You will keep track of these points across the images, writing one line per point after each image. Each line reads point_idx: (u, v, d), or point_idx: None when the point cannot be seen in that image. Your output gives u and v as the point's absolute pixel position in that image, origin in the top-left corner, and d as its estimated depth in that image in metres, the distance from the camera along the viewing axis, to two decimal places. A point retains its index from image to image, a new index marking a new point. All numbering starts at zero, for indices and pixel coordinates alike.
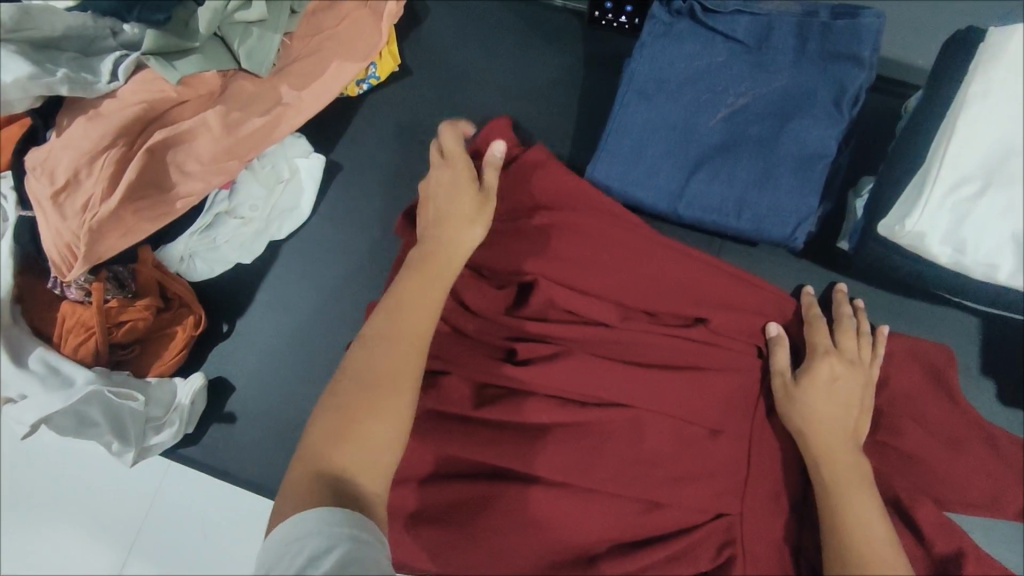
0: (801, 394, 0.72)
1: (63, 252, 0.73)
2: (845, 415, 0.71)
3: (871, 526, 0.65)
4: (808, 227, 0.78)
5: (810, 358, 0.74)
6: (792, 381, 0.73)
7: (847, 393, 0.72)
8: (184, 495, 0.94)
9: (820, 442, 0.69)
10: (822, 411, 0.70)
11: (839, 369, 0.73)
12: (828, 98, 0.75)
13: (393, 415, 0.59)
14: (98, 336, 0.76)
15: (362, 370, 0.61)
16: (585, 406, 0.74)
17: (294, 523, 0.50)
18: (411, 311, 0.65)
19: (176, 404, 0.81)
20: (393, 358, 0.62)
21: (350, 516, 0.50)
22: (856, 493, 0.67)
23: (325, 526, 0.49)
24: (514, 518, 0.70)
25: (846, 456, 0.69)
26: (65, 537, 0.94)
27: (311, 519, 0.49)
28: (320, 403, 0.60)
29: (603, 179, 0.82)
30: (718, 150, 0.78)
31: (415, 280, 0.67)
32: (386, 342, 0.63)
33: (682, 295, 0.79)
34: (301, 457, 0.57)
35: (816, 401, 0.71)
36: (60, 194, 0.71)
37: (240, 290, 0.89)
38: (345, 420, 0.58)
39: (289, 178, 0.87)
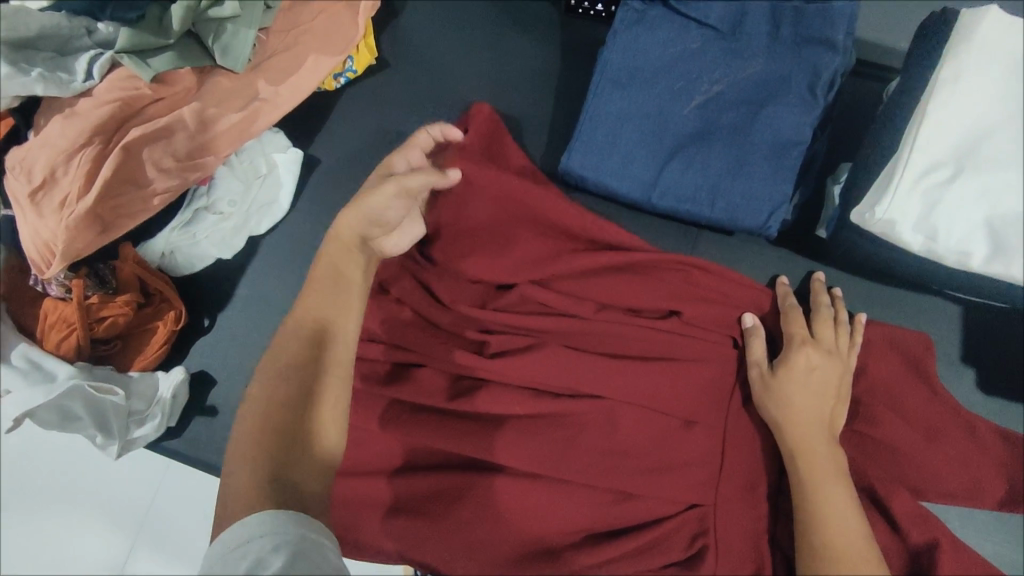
0: (776, 383, 0.71)
1: (42, 251, 0.74)
2: (820, 405, 0.70)
3: (844, 519, 0.64)
4: (782, 215, 0.76)
5: (787, 347, 0.73)
6: (768, 371, 0.72)
7: (825, 384, 0.71)
8: (178, 486, 0.96)
9: (789, 429, 0.69)
10: (798, 402, 0.69)
11: (816, 359, 0.71)
12: (803, 83, 0.74)
13: (331, 406, 0.60)
14: (79, 332, 0.77)
15: (284, 368, 0.61)
16: (559, 398, 0.74)
17: (236, 529, 0.48)
18: (321, 305, 0.66)
19: (159, 398, 0.82)
20: (321, 351, 0.63)
21: (297, 517, 0.49)
22: (832, 483, 0.66)
23: (272, 529, 0.47)
24: (485, 509, 0.71)
25: (821, 447, 0.68)
26: (62, 531, 0.97)
27: (256, 521, 0.48)
28: (245, 411, 0.59)
29: (577, 169, 0.81)
30: (693, 138, 0.78)
31: (322, 276, 0.68)
32: (306, 338, 0.63)
33: (654, 283, 0.78)
34: (235, 462, 0.55)
35: (791, 389, 0.70)
36: (38, 193, 0.72)
37: (220, 284, 0.89)
38: (276, 424, 0.57)
39: (267, 173, 0.88)
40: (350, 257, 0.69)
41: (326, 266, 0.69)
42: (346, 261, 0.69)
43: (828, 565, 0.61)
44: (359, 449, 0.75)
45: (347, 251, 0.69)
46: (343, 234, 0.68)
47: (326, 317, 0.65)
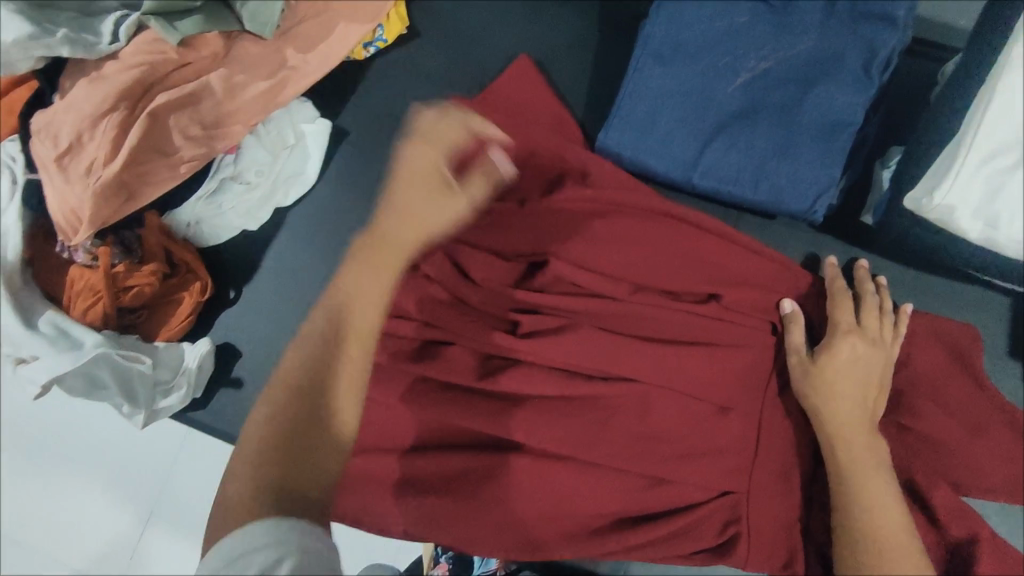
0: (819, 372, 0.69)
1: (69, 218, 0.72)
2: (862, 396, 0.68)
3: (889, 515, 0.62)
4: (830, 199, 0.73)
5: (830, 334, 0.70)
6: (810, 359, 0.70)
7: (866, 375, 0.69)
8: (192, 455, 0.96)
9: (832, 420, 0.67)
10: (840, 390, 0.68)
11: (861, 349, 0.69)
12: (857, 61, 0.71)
13: (344, 413, 0.52)
14: (105, 300, 0.75)
15: (300, 366, 0.52)
16: (592, 380, 0.72)
17: (238, 537, 0.43)
18: (359, 292, 0.55)
19: (184, 368, 0.80)
20: (343, 340, 0.54)
21: (298, 525, 0.44)
22: (875, 475, 0.64)
23: (278, 539, 0.42)
24: (515, 490, 0.71)
25: (862, 438, 0.66)
26: (86, 504, 0.97)
27: (258, 530, 0.43)
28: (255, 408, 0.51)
29: (614, 148, 0.79)
30: (737, 117, 0.75)
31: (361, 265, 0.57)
32: (326, 328, 0.54)
33: (691, 264, 0.76)
34: (235, 467, 0.49)
35: (836, 379, 0.68)
36: (64, 157, 0.71)
37: (244, 255, 0.87)
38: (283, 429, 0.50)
39: (295, 144, 0.85)
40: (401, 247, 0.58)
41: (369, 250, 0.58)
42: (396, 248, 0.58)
43: (869, 556, 0.60)
44: (388, 426, 0.75)
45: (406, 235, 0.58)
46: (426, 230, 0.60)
47: (352, 308, 0.55)
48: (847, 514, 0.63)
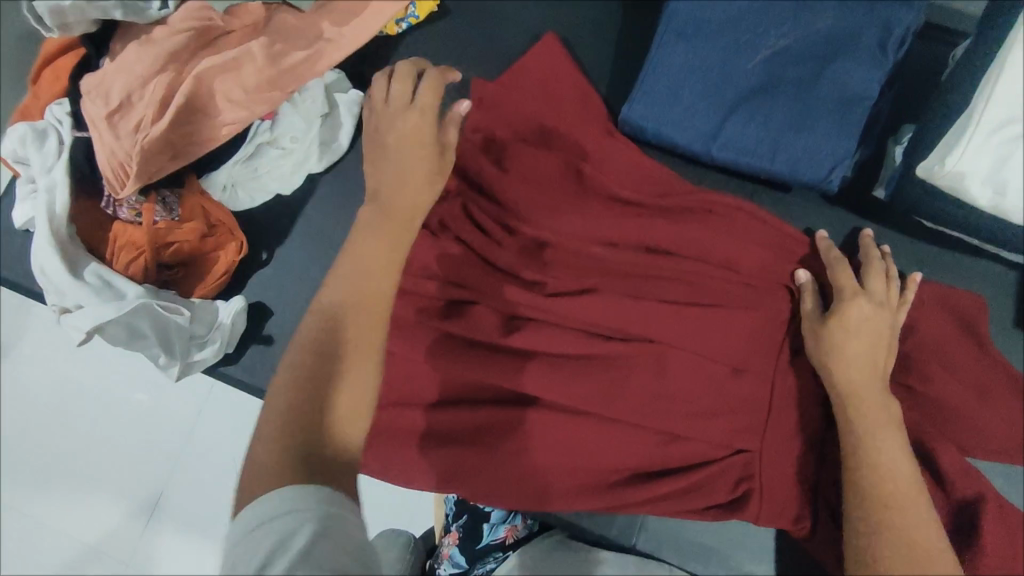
0: (828, 333, 0.71)
1: (116, 170, 0.76)
2: (873, 355, 0.70)
3: (900, 468, 0.65)
4: (844, 170, 0.77)
5: (840, 297, 0.72)
6: (821, 324, 0.72)
7: (877, 336, 0.70)
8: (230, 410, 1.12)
9: (845, 382, 0.69)
10: (851, 349, 0.69)
11: (869, 310, 0.71)
12: (873, 39, 0.75)
13: (359, 385, 0.55)
14: (147, 255, 0.79)
15: (318, 334, 0.56)
16: (612, 340, 0.75)
17: (260, 505, 0.45)
18: (368, 277, 0.61)
19: (219, 323, 0.83)
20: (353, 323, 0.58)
21: (319, 490, 0.46)
22: (887, 432, 0.66)
23: (295, 509, 0.44)
24: (538, 443, 0.74)
25: (873, 396, 0.68)
26: (146, 450, 1.13)
27: (277, 499, 0.44)
28: (279, 376, 0.54)
29: (637, 121, 0.81)
30: (757, 91, 0.78)
31: (380, 238, 0.63)
32: (347, 301, 0.59)
33: (712, 233, 0.78)
34: (261, 432, 0.51)
35: (846, 340, 0.70)
36: (115, 115, 0.75)
37: (277, 220, 0.90)
38: (306, 395, 0.53)
39: (329, 113, 0.88)
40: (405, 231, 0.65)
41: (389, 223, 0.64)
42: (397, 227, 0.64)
43: (889, 514, 0.62)
44: (413, 381, 0.78)
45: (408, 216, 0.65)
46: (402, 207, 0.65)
47: (373, 282, 0.60)
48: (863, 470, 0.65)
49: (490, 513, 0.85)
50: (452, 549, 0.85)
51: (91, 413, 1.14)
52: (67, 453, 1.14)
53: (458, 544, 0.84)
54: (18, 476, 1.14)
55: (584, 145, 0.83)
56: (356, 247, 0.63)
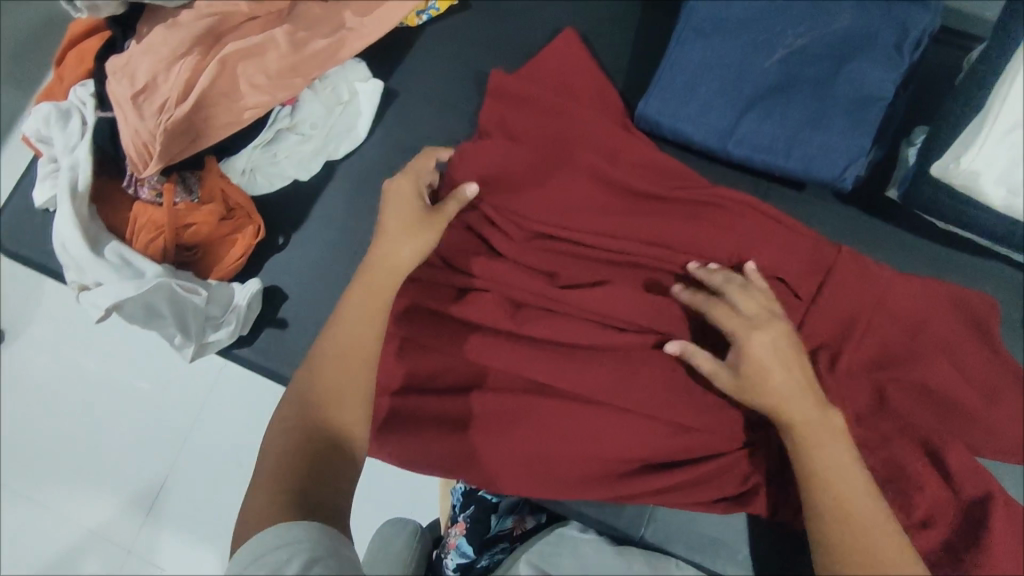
0: (743, 382, 0.67)
1: (140, 150, 0.77)
2: (786, 383, 0.66)
3: (853, 491, 0.63)
4: (858, 168, 0.77)
5: (739, 341, 0.67)
6: (737, 373, 0.67)
7: (786, 358, 0.67)
8: (241, 396, 1.13)
9: (778, 416, 0.66)
10: (766, 393, 0.66)
11: (763, 339, 0.67)
12: (890, 40, 0.76)
13: (340, 427, 0.63)
14: (167, 236, 0.80)
15: (304, 392, 0.64)
16: (625, 331, 0.76)
17: (254, 545, 0.51)
18: (356, 328, 0.67)
19: (234, 305, 0.84)
20: (337, 369, 0.65)
21: (309, 525, 0.52)
22: (829, 449, 0.64)
23: (287, 541, 0.50)
24: (548, 431, 0.74)
25: (805, 434, 0.65)
26: (155, 436, 1.13)
27: (272, 536, 0.51)
28: (272, 431, 0.63)
29: (654, 116, 0.82)
30: (773, 90, 0.79)
31: (360, 296, 0.68)
32: (332, 355, 0.65)
33: (727, 228, 0.78)
34: (255, 484, 0.59)
35: (765, 380, 0.66)
36: (140, 96, 0.76)
37: (293, 205, 0.91)
38: (294, 445, 0.61)
39: (348, 100, 0.90)
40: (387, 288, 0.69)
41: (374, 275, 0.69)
42: (382, 277, 0.69)
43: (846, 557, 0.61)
44: (426, 367, 0.79)
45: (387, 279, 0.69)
46: (385, 262, 0.69)
47: (354, 335, 0.66)
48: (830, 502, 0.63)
49: (497, 504, 0.84)
50: (459, 539, 0.82)
51: (100, 398, 1.15)
52: (75, 437, 1.15)
53: (466, 534, 0.82)
54: (21, 460, 1.15)
55: (601, 136, 0.83)
56: (342, 308, 0.68)
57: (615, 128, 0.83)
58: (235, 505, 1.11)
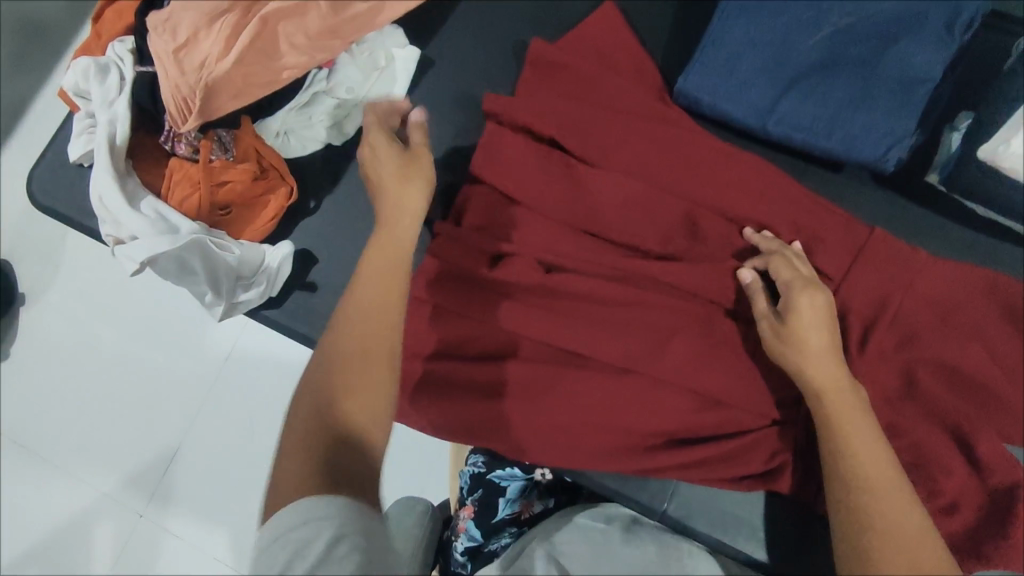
0: (789, 334, 0.67)
1: (179, 104, 0.77)
2: (830, 341, 0.67)
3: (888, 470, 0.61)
4: (902, 150, 0.76)
5: (789, 292, 0.68)
6: (778, 322, 0.68)
7: (830, 320, 0.67)
8: (263, 362, 1.13)
9: (813, 376, 0.65)
10: (815, 347, 0.66)
11: (817, 298, 0.67)
12: (940, 21, 0.75)
13: (372, 397, 0.58)
14: (202, 193, 0.81)
15: (331, 357, 0.59)
16: (656, 305, 0.76)
17: (277, 519, 0.48)
18: (378, 284, 0.62)
19: (265, 266, 0.84)
20: (360, 326, 0.60)
21: (332, 497, 0.49)
22: (863, 423, 0.63)
23: (313, 517, 0.47)
24: (575, 402, 0.74)
25: (851, 406, 0.64)
26: (177, 397, 1.14)
27: (293, 512, 0.48)
28: (296, 402, 0.58)
29: (692, 92, 0.81)
30: (816, 68, 0.78)
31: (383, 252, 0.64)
32: (358, 316, 0.60)
33: (762, 205, 0.77)
34: (282, 459, 0.54)
35: (807, 335, 0.66)
36: (181, 50, 0.75)
37: (326, 170, 0.91)
38: (325, 415, 0.56)
39: (385, 66, 0.89)
40: (405, 244, 0.66)
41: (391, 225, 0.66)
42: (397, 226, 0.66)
43: (901, 545, 0.57)
44: (454, 335, 0.79)
45: (403, 228, 0.66)
46: (396, 215, 0.66)
47: (382, 296, 0.61)
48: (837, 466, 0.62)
49: (506, 488, 0.83)
50: (468, 522, 0.82)
51: (123, 359, 1.16)
52: (97, 395, 1.16)
53: (474, 517, 0.82)
54: (44, 416, 1.16)
55: (638, 110, 0.82)
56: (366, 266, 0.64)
57: (653, 102, 0.83)
58: (253, 469, 1.12)
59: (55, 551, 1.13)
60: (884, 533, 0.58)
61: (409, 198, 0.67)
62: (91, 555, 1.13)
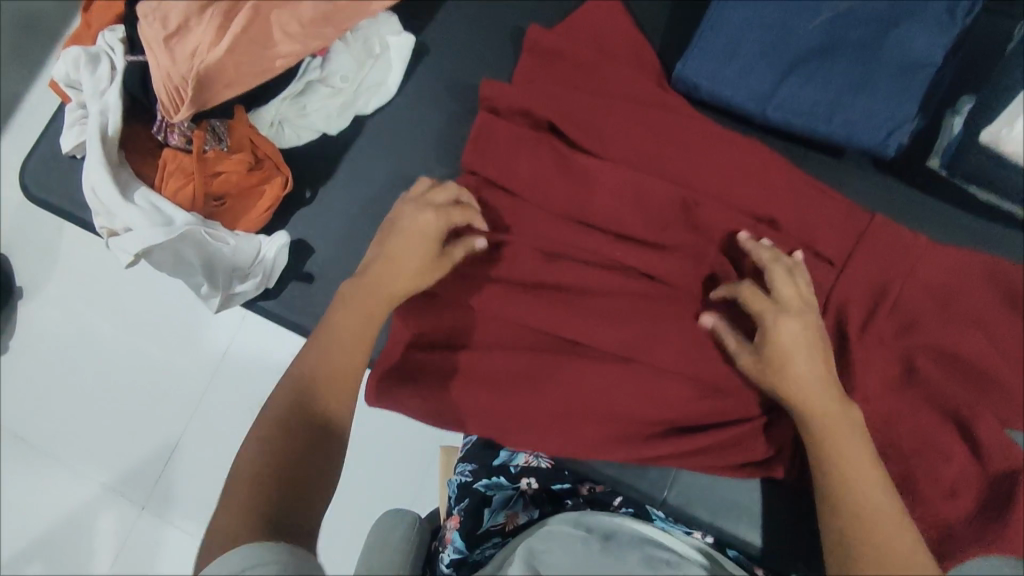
0: (770, 366, 0.66)
1: (171, 94, 0.76)
2: (819, 374, 0.65)
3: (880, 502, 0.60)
4: (903, 134, 0.75)
5: (765, 321, 0.67)
6: (758, 356, 0.68)
7: (814, 348, 0.66)
8: (261, 355, 1.13)
9: (805, 407, 0.65)
10: (801, 380, 0.65)
11: (798, 327, 0.66)
12: (942, 5, 0.74)
13: (319, 444, 0.60)
14: (196, 183, 0.80)
15: (285, 403, 0.62)
16: (655, 293, 0.76)
17: (218, 567, 0.46)
18: (346, 332, 0.66)
19: (261, 258, 0.83)
20: (326, 375, 0.64)
21: (276, 544, 0.47)
22: (857, 455, 0.62)
23: (253, 563, 0.45)
24: (575, 391, 0.74)
25: (843, 437, 0.63)
26: (176, 392, 1.14)
27: (237, 558, 0.46)
28: (245, 442, 0.59)
29: (691, 78, 0.81)
30: (816, 52, 0.77)
31: (355, 302, 0.68)
32: (314, 366, 0.64)
33: (762, 192, 0.77)
34: (223, 501, 0.54)
35: (790, 365, 0.65)
36: (172, 38, 0.73)
37: (321, 160, 0.90)
38: (271, 457, 0.57)
39: (379, 54, 0.88)
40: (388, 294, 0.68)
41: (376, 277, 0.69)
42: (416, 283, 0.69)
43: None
44: (452, 326, 0.78)
45: (400, 285, 0.69)
46: (402, 277, 0.68)
47: (341, 350, 0.66)
48: (834, 480, 0.62)
49: (491, 496, 0.76)
50: (453, 533, 0.73)
51: (121, 354, 1.15)
52: (95, 391, 1.15)
53: (460, 527, 0.73)
54: (43, 413, 1.16)
55: (636, 96, 0.81)
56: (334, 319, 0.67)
57: (652, 88, 0.82)
58: None
59: (57, 544, 1.13)
60: (876, 559, 0.57)
61: (403, 262, 0.69)
62: (93, 551, 1.13)
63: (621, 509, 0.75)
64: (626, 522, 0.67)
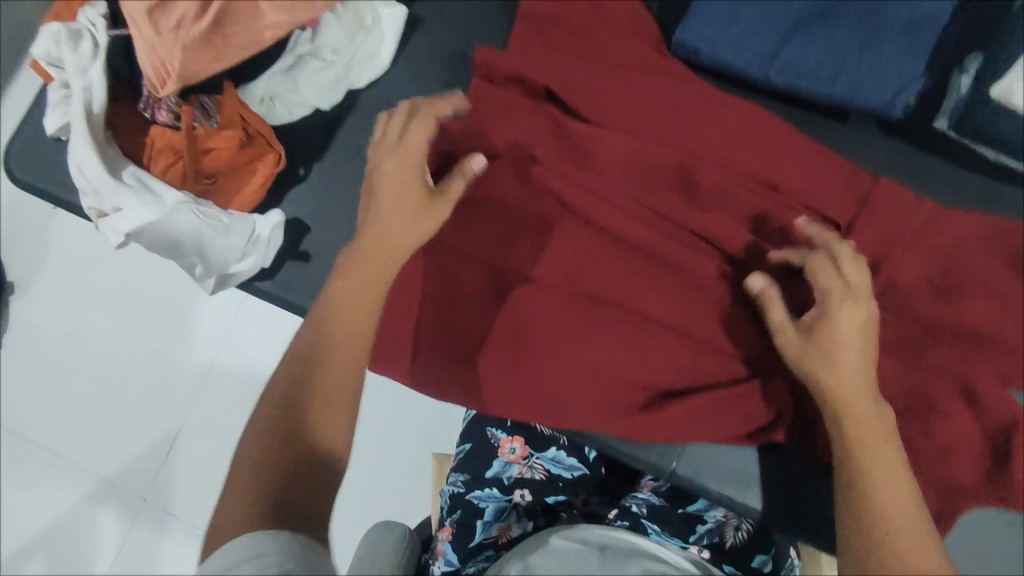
0: (818, 351, 0.62)
1: (158, 69, 0.74)
2: (867, 365, 0.61)
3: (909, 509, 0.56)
4: (910, 94, 0.74)
5: (828, 303, 0.62)
6: (805, 334, 0.63)
7: (867, 340, 0.62)
8: (261, 341, 1.11)
9: (850, 398, 0.60)
10: (851, 370, 0.61)
11: (858, 315, 0.61)
12: None
13: (327, 428, 0.58)
14: (186, 161, 0.79)
15: (290, 382, 0.59)
16: (660, 263, 0.74)
17: (222, 557, 0.45)
18: (349, 308, 0.63)
19: (256, 237, 0.80)
20: (331, 356, 0.61)
21: (283, 534, 0.47)
22: (890, 456, 0.59)
23: (255, 554, 0.45)
24: (581, 363, 0.73)
25: (880, 434, 0.60)
26: (175, 382, 1.12)
27: (243, 548, 0.45)
28: (249, 425, 0.57)
29: (692, 43, 0.79)
30: (819, 13, 0.76)
31: (363, 279, 0.64)
32: (320, 342, 0.61)
33: (765, 157, 0.75)
34: (227, 488, 0.53)
35: (841, 351, 0.61)
36: (155, 9, 0.71)
37: (313, 135, 0.87)
38: (278, 442, 0.56)
39: (371, 26, 0.85)
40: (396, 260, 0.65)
41: (379, 241, 0.64)
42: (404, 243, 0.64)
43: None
44: (452, 301, 0.76)
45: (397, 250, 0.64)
46: (394, 239, 0.64)
47: (348, 326, 0.62)
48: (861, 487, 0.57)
49: (484, 509, 0.74)
50: (446, 545, 0.71)
51: (119, 345, 1.13)
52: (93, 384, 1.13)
53: (451, 541, 0.71)
54: (40, 407, 1.14)
55: (636, 62, 0.79)
56: (336, 292, 0.64)
57: (652, 53, 0.80)
58: None
59: (58, 538, 1.12)
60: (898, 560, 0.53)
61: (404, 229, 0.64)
62: (99, 544, 1.12)
63: (616, 523, 0.71)
64: (624, 534, 0.61)
